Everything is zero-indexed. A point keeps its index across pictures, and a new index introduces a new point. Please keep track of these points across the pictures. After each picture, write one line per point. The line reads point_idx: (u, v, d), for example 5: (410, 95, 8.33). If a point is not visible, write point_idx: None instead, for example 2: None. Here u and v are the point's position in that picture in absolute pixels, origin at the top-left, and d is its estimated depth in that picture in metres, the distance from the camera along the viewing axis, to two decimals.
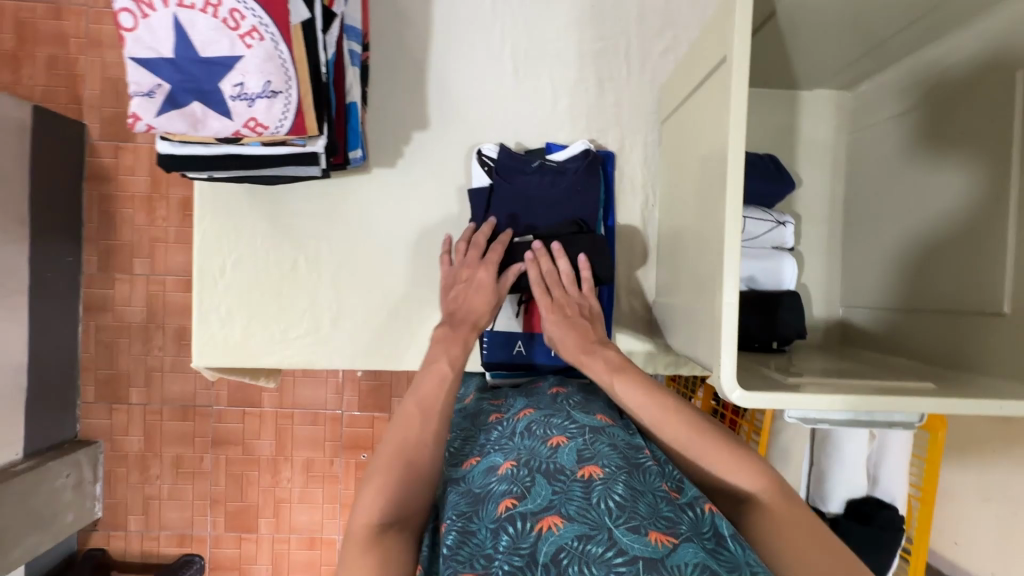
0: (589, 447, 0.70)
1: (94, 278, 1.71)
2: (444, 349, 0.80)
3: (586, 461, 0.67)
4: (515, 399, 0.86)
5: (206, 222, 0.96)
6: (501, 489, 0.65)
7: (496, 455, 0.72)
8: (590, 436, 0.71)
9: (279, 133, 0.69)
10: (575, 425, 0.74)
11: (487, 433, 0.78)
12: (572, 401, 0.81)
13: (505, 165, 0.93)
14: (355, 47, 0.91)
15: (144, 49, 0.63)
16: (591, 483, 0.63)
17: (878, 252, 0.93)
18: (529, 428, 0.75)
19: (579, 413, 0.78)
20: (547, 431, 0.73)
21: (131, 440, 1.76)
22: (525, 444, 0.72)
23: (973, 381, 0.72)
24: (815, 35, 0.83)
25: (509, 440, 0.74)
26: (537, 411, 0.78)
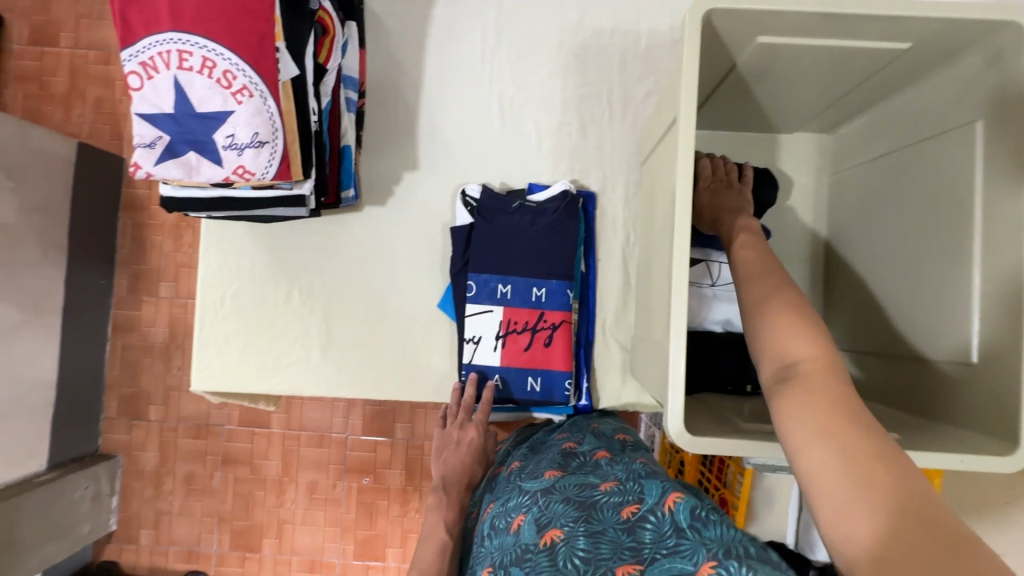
0: (545, 512, 0.70)
1: (124, 300, 1.83)
2: (439, 517, 0.87)
3: (546, 527, 0.67)
4: (486, 497, 0.88)
5: (210, 255, 1.03)
6: None
7: (478, 569, 0.74)
8: (543, 500, 0.72)
9: (266, 178, 0.75)
10: (528, 495, 0.75)
11: (471, 549, 0.81)
12: (522, 474, 0.82)
13: (488, 206, 0.98)
14: (352, 95, 0.98)
15: (148, 106, 0.71)
16: (554, 547, 0.63)
17: (857, 295, 0.92)
18: (492, 525, 0.77)
19: (528, 481, 0.79)
20: (506, 519, 0.75)
21: (147, 455, 1.84)
22: (494, 546, 0.73)
23: (943, 433, 0.70)
24: (785, 83, 0.86)
25: (482, 546, 0.77)
26: (495, 505, 0.80)
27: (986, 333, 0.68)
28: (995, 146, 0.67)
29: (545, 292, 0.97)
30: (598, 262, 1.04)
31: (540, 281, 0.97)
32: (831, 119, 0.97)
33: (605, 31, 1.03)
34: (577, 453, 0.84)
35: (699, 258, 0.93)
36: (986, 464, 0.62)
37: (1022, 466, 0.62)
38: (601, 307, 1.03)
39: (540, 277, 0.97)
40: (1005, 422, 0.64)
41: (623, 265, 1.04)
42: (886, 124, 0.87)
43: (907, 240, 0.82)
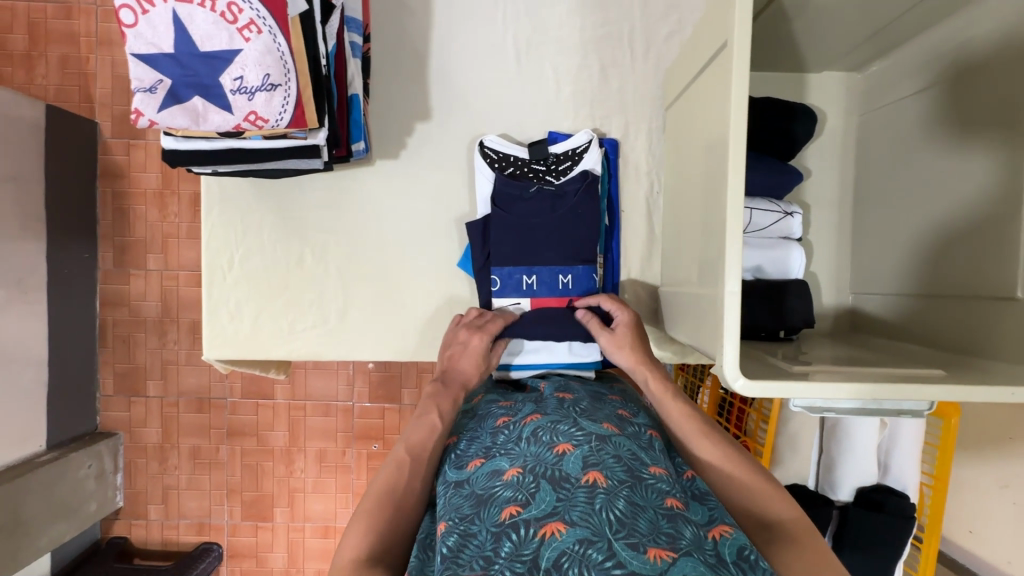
0: (595, 455, 0.66)
1: (111, 273, 1.75)
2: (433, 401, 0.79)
3: (592, 467, 0.64)
4: (524, 402, 0.82)
5: (214, 216, 0.97)
6: (506, 494, 0.63)
7: (501, 459, 0.69)
8: (596, 445, 0.68)
9: (280, 126, 0.69)
10: (581, 432, 0.71)
11: (494, 435, 0.75)
12: (578, 409, 0.78)
13: (503, 194, 0.94)
14: (356, 38, 0.90)
15: (145, 46, 0.64)
16: (595, 489, 0.61)
17: (888, 241, 0.91)
18: (534, 433, 0.72)
19: (585, 421, 0.74)
20: (553, 437, 0.70)
21: (149, 431, 1.81)
22: (530, 450, 0.69)
23: (990, 367, 0.70)
24: (828, 13, 0.81)
25: (515, 444, 0.71)
26: (544, 417, 0.74)
27: None
28: None
29: (571, 279, 0.94)
30: (622, 214, 1.01)
31: (565, 268, 0.94)
32: (865, 57, 0.93)
33: None
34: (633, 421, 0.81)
35: None
36: None
37: None
38: (627, 262, 1.01)
39: (565, 262, 0.94)
40: None
41: (648, 217, 1.01)
42: (921, 59, 0.84)
43: (943, 177, 0.80)
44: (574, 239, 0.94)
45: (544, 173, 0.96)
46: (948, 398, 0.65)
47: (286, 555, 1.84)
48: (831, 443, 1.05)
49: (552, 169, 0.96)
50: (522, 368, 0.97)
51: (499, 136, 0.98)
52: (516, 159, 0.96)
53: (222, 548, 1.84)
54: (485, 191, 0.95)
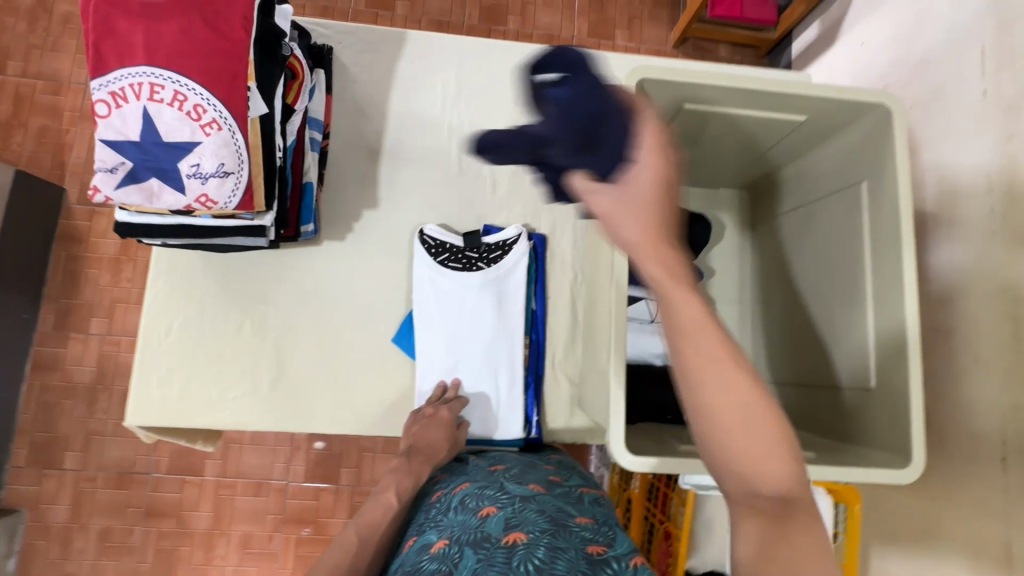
0: (516, 515, 0.71)
1: (48, 336, 1.71)
2: (396, 480, 0.87)
3: (513, 528, 0.69)
4: (458, 475, 0.89)
5: (160, 284, 1.01)
6: (431, 567, 0.67)
7: (431, 532, 0.75)
8: (519, 505, 0.73)
9: (228, 207, 0.78)
10: (506, 495, 0.76)
11: (427, 513, 0.81)
12: (508, 474, 0.83)
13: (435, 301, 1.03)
14: (315, 135, 1.02)
15: (112, 133, 0.73)
16: (513, 548, 0.65)
17: (781, 336, 1.02)
18: (462, 501, 0.77)
19: (512, 483, 0.80)
20: (479, 502, 0.76)
21: (57, 509, 1.67)
22: (457, 520, 0.74)
23: (858, 454, 0.78)
24: (714, 145, 0.98)
25: (444, 516, 0.77)
26: (472, 484, 0.81)
27: (879, 364, 0.78)
28: (877, 204, 0.80)
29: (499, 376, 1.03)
30: (549, 300, 1.09)
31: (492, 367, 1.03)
32: (751, 178, 1.11)
33: None
34: (558, 481, 0.85)
35: (639, 296, 0.99)
36: (887, 476, 0.70)
37: (917, 478, 0.69)
38: (551, 345, 1.08)
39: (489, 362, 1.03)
40: (902, 437, 0.73)
41: (571, 303, 1.10)
42: (792, 183, 1.01)
43: (814, 281, 0.93)
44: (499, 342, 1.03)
45: (476, 259, 1.05)
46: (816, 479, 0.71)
47: None
48: None
49: (483, 257, 1.05)
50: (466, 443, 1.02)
51: (439, 226, 1.08)
52: (452, 246, 1.05)
53: None
54: (422, 272, 1.03)
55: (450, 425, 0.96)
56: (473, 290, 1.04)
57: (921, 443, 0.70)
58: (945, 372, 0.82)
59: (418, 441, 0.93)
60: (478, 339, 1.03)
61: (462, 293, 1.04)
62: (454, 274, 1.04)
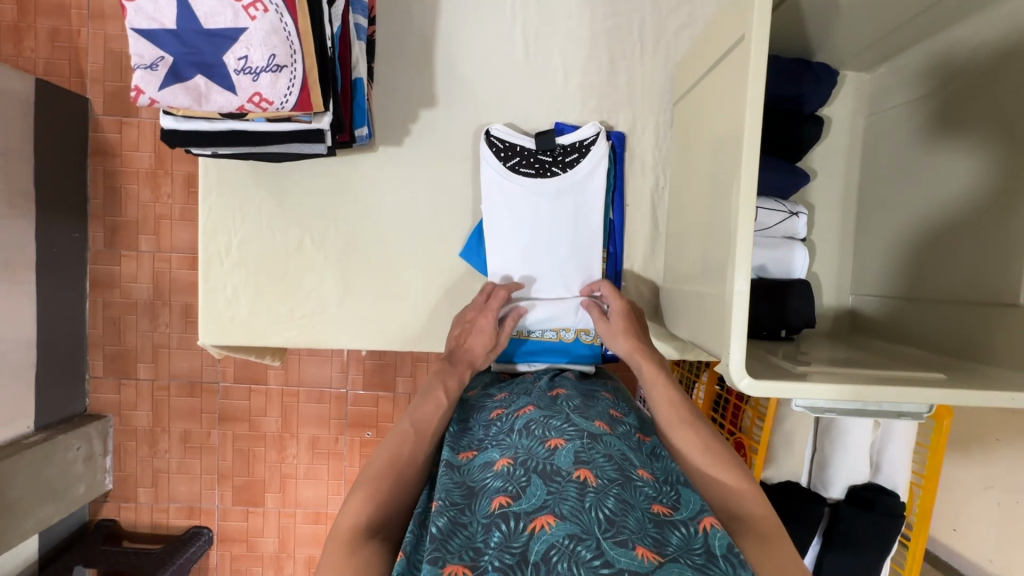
0: (586, 452, 0.66)
1: (101, 254, 1.71)
2: (440, 379, 0.80)
3: (582, 464, 0.64)
4: (517, 395, 0.83)
5: (211, 199, 0.95)
6: (496, 485, 0.62)
7: (493, 450, 0.70)
8: (588, 442, 0.68)
9: (284, 109, 0.68)
10: (573, 428, 0.71)
11: (486, 428, 0.76)
12: (571, 405, 0.78)
13: (508, 207, 0.94)
14: (361, 21, 0.88)
15: (147, 21, 0.63)
16: (585, 487, 0.61)
17: (891, 247, 0.91)
18: (527, 426, 0.72)
19: (578, 417, 0.74)
20: (546, 432, 0.70)
21: (139, 414, 1.79)
22: (522, 442, 0.69)
23: (989, 374, 0.71)
24: (847, 11, 0.80)
25: (507, 437, 0.71)
26: (537, 411, 0.75)
27: None
28: None
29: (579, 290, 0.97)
30: (627, 207, 0.99)
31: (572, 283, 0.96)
32: (875, 57, 0.92)
33: None
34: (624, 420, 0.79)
35: None
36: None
37: None
38: (629, 259, 1.00)
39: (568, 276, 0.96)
40: None
41: (652, 210, 1.00)
42: (930, 61, 0.84)
43: (946, 181, 0.81)
44: (579, 254, 0.96)
45: (550, 164, 0.94)
46: (945, 404, 0.66)
47: (276, 540, 1.84)
48: (824, 440, 1.06)
49: (558, 160, 0.94)
50: (541, 360, 0.98)
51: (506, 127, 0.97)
52: (522, 148, 0.94)
53: (212, 532, 1.83)
54: (491, 179, 0.94)
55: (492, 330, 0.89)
56: (548, 198, 0.94)
57: None
58: None
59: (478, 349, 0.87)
60: (555, 251, 0.95)
61: (537, 201, 0.94)
62: (527, 180, 0.94)
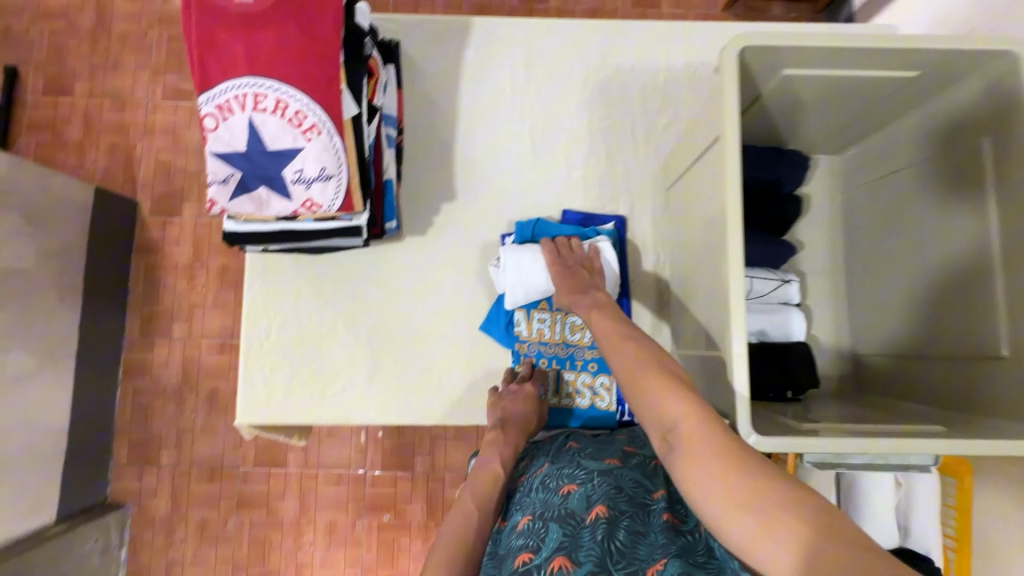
0: (596, 491, 0.73)
1: (136, 342, 1.81)
2: (498, 451, 0.91)
3: (594, 505, 0.71)
4: (538, 451, 0.91)
5: (254, 289, 1.05)
6: (520, 544, 0.71)
7: (517, 513, 0.78)
8: (597, 480, 0.75)
9: (331, 209, 0.80)
10: (584, 471, 0.78)
11: (514, 494, 0.85)
12: (584, 452, 0.83)
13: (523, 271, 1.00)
14: (391, 132, 1.03)
15: (222, 145, 0.75)
16: (597, 525, 0.68)
17: (881, 308, 0.98)
18: (543, 481, 0.80)
19: (589, 458, 0.81)
20: (559, 481, 0.78)
21: (158, 503, 1.79)
22: (539, 498, 0.77)
23: (988, 425, 0.74)
24: (810, 108, 0.92)
25: (529, 496, 0.80)
26: (551, 465, 0.83)
27: (1010, 328, 0.74)
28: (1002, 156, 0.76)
29: (595, 364, 1.03)
30: (631, 280, 1.08)
31: (585, 355, 1.03)
32: (840, 143, 1.05)
33: (623, 69, 1.12)
34: (636, 452, 0.85)
35: None
36: None
37: None
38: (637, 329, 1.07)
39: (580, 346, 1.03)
40: None
41: (655, 282, 1.09)
42: (891, 144, 0.96)
43: (922, 245, 0.89)
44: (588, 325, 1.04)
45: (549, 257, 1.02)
46: (949, 454, 0.69)
47: None
48: (848, 504, 1.07)
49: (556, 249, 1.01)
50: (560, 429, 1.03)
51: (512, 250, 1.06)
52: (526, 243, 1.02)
53: None
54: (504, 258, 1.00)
55: (536, 399, 0.98)
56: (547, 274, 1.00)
57: None
58: None
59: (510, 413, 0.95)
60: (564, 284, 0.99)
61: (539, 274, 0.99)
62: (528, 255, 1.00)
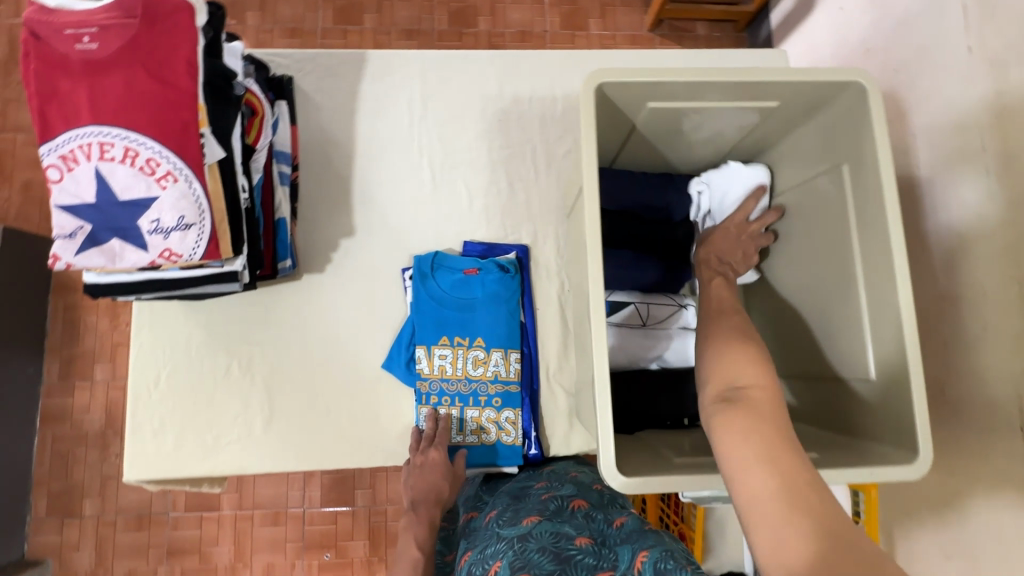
0: (519, 558, 0.68)
1: (54, 387, 1.71)
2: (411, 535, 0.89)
3: (519, 574, 0.66)
4: (464, 540, 0.87)
5: (143, 335, 1.01)
6: None
7: None
8: (517, 547, 0.71)
9: (194, 258, 0.77)
10: (504, 543, 0.74)
11: None
12: (501, 521, 0.81)
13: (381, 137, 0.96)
14: (286, 168, 1.00)
15: (69, 197, 0.73)
16: None
17: (773, 328, 0.99)
18: (469, 571, 0.75)
19: (507, 529, 0.78)
20: (484, 566, 0.73)
21: (81, 556, 1.67)
22: None
23: (865, 450, 0.75)
24: (691, 137, 0.93)
25: None
26: (472, 551, 0.78)
27: (877, 353, 0.76)
28: (859, 183, 0.78)
29: (500, 399, 1.01)
30: (538, 310, 1.07)
31: (490, 390, 1.01)
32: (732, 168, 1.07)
33: (523, 98, 1.12)
34: (552, 504, 0.83)
35: (628, 301, 0.97)
36: (894, 473, 0.67)
37: (926, 471, 0.67)
38: (543, 359, 1.06)
39: (485, 382, 1.01)
40: (904, 431, 0.71)
41: (561, 311, 1.08)
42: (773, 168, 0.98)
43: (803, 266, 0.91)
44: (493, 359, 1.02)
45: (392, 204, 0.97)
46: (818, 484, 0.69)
47: None
48: None
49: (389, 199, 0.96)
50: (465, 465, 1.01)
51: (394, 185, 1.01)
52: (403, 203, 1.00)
53: None
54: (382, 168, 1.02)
55: (443, 466, 0.94)
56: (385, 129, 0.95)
57: (924, 437, 0.68)
58: (958, 342, 0.78)
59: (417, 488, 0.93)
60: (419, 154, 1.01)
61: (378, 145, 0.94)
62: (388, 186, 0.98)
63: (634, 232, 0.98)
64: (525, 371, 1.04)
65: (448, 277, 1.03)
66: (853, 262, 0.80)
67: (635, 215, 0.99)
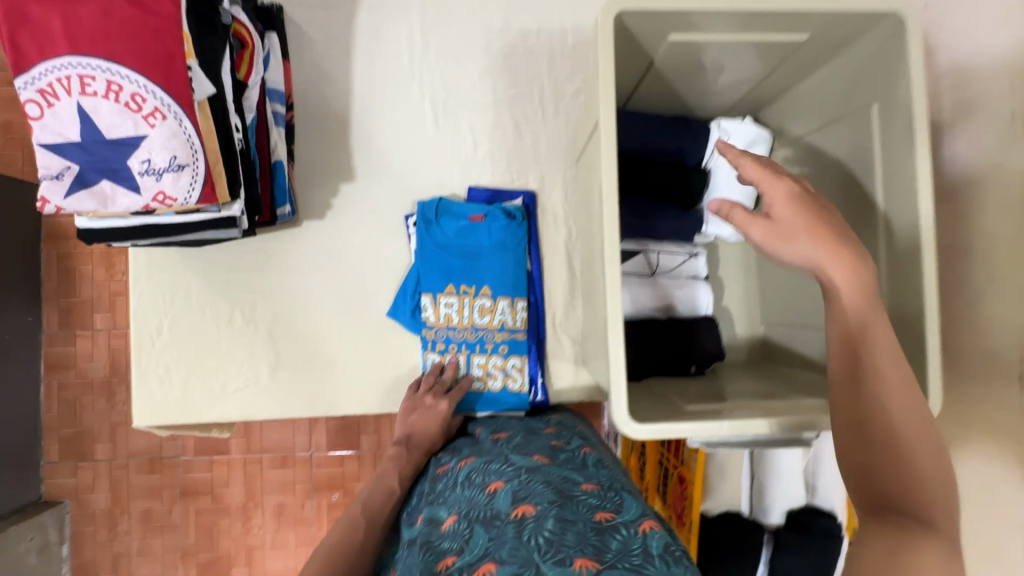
0: (524, 487, 0.70)
1: (55, 336, 1.70)
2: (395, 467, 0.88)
3: (521, 501, 0.68)
4: (462, 448, 0.91)
5: (142, 283, 0.99)
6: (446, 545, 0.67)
7: (441, 508, 0.75)
8: (525, 477, 0.73)
9: (189, 203, 0.73)
10: (511, 468, 0.76)
11: (434, 485, 0.84)
12: (511, 446, 0.83)
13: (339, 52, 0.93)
14: (279, 108, 0.95)
15: (52, 135, 0.68)
16: (523, 521, 0.64)
17: (783, 278, 0.97)
18: (468, 477, 0.78)
19: (516, 455, 0.80)
20: (485, 478, 0.76)
21: (97, 497, 1.72)
22: (465, 496, 0.74)
23: None
24: (710, 75, 0.88)
25: (452, 492, 0.77)
26: (478, 460, 0.81)
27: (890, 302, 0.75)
28: (887, 124, 0.74)
29: (506, 347, 1.00)
30: (545, 259, 1.05)
31: (496, 339, 1.01)
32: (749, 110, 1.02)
33: (531, 31, 1.05)
34: (560, 451, 0.84)
35: (638, 249, 0.96)
36: None
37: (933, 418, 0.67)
38: (549, 308, 1.05)
39: (491, 330, 1.00)
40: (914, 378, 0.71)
41: (568, 259, 1.06)
42: (794, 109, 0.93)
43: None
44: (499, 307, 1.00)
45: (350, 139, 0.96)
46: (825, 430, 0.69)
47: None
48: (761, 468, 1.07)
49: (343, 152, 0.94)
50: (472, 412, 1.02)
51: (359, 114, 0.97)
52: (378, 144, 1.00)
53: None
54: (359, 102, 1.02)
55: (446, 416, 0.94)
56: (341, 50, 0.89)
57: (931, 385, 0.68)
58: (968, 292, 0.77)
59: (413, 432, 0.92)
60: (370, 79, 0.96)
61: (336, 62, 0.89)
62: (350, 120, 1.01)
63: (646, 175, 0.94)
64: (531, 320, 1.03)
65: (453, 224, 1.00)
66: (875, 208, 0.77)
67: (648, 158, 0.95)
